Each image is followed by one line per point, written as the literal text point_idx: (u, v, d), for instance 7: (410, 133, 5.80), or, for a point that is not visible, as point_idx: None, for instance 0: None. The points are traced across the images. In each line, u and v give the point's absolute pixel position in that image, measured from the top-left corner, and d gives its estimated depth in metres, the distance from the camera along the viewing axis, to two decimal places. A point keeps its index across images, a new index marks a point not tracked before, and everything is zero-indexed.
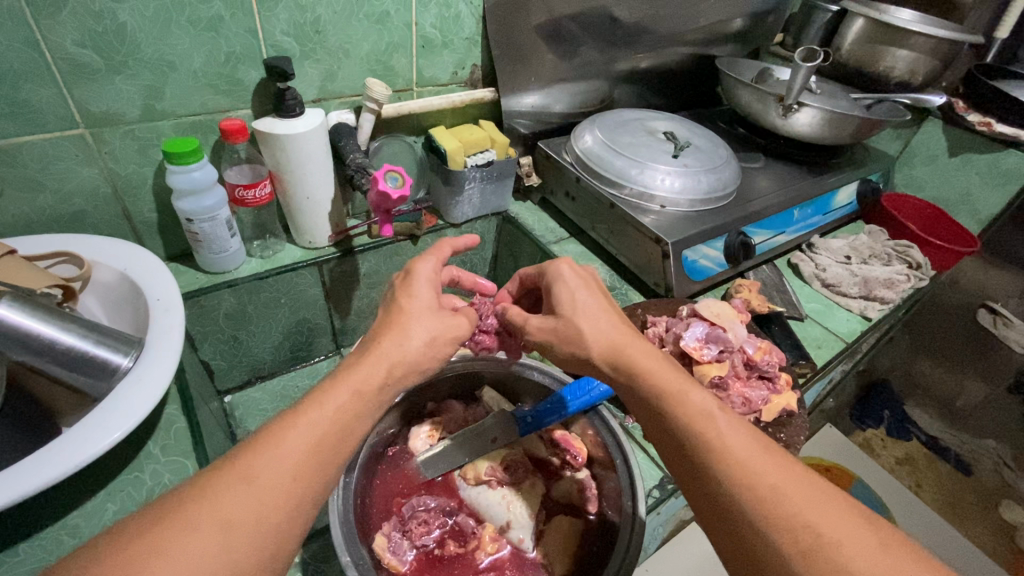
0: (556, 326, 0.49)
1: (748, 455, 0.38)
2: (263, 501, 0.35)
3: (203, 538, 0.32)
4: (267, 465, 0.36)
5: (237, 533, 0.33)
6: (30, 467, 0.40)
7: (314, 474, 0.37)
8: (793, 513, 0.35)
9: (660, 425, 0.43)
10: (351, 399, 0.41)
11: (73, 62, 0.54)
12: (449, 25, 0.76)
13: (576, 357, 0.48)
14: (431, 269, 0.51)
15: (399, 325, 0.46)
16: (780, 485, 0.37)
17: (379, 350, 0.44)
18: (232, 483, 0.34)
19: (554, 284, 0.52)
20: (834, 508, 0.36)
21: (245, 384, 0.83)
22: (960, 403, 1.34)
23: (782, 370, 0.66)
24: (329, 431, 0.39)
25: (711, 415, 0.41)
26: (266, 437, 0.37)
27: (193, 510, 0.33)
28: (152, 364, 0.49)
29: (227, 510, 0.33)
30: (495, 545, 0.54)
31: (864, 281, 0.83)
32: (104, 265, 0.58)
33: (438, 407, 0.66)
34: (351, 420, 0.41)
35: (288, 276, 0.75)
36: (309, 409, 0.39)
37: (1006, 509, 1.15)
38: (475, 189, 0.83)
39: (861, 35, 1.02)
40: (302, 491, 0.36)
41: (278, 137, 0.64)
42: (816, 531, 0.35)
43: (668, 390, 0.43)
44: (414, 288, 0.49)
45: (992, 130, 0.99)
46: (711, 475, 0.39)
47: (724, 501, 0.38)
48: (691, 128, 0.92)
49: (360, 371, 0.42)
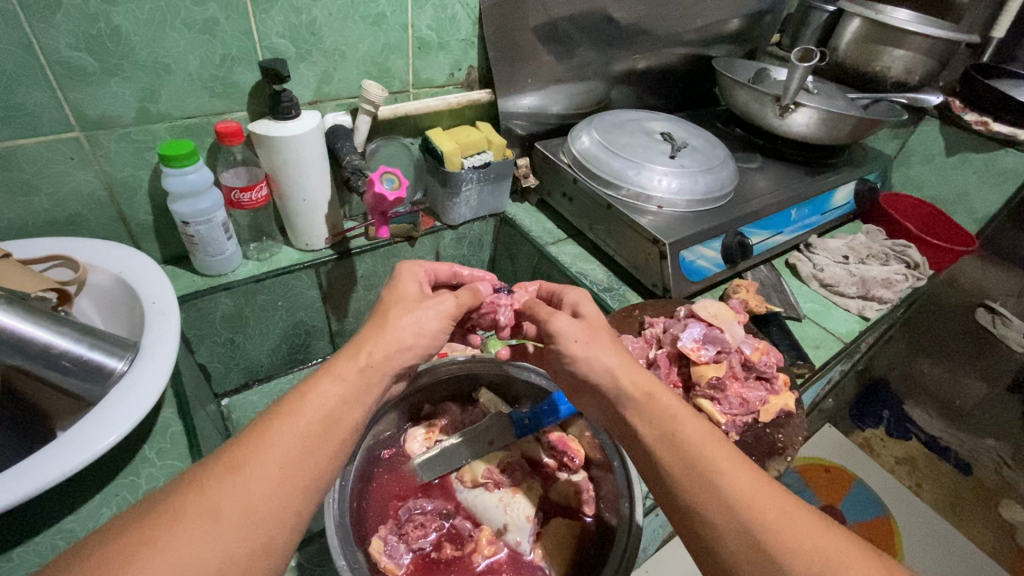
0: (581, 325, 0.50)
1: (753, 481, 0.39)
2: (252, 494, 0.34)
3: (190, 531, 0.32)
4: (254, 459, 0.36)
5: (225, 526, 0.33)
6: (23, 471, 0.40)
7: (305, 466, 0.37)
8: (804, 538, 0.36)
9: (661, 446, 0.42)
10: (335, 387, 0.41)
11: (67, 65, 0.54)
12: (446, 27, 0.76)
13: (597, 363, 0.47)
14: (418, 274, 0.53)
15: (381, 317, 0.47)
16: (787, 510, 0.37)
17: (357, 340, 0.45)
18: (219, 476, 0.34)
19: (579, 301, 0.54)
20: (834, 532, 0.37)
21: (242, 387, 0.83)
22: (959, 403, 1.33)
23: (779, 371, 0.66)
24: (315, 421, 0.39)
25: (716, 441, 0.41)
26: (252, 434, 0.37)
27: (179, 504, 0.33)
28: (144, 366, 0.48)
29: (213, 504, 0.33)
30: (491, 548, 0.54)
31: (862, 281, 0.83)
32: (100, 269, 0.58)
33: (434, 408, 0.65)
34: (337, 409, 0.40)
35: (284, 278, 0.75)
36: (294, 402, 0.39)
37: (1007, 509, 1.15)
38: (472, 190, 0.83)
39: (858, 35, 1.03)
40: (290, 482, 0.36)
41: (273, 139, 0.64)
42: (824, 555, 0.35)
43: (675, 413, 0.43)
44: (399, 283, 0.51)
45: (988, 129, 0.98)
46: (716, 501, 0.38)
47: (729, 532, 0.37)
48: (687, 129, 0.92)
49: (345, 362, 0.43)
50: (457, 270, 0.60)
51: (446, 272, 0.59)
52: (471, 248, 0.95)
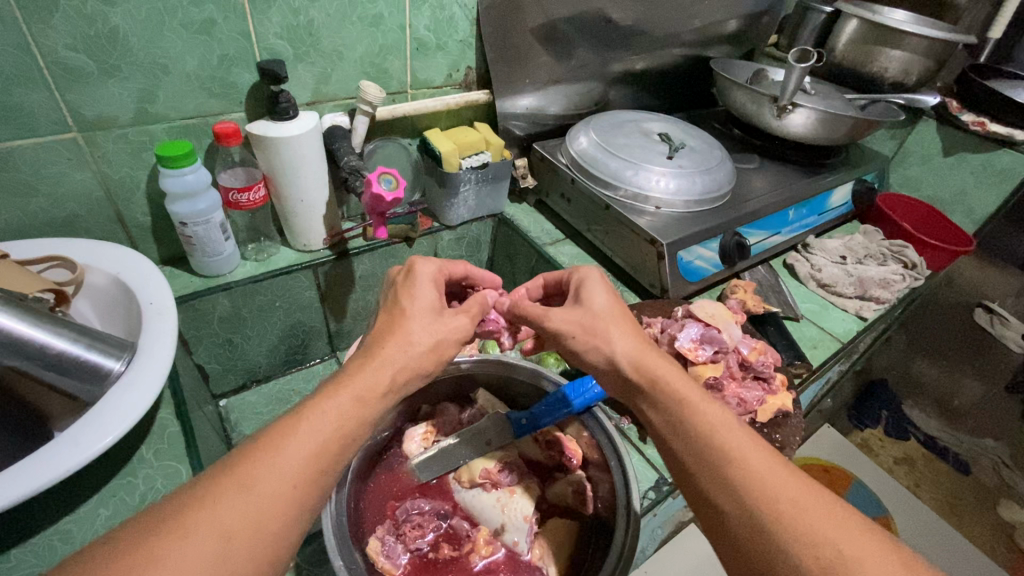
0: (573, 325, 0.49)
1: (766, 469, 0.39)
2: (261, 511, 0.34)
3: (199, 549, 0.32)
4: (266, 475, 0.36)
5: (234, 545, 0.33)
6: (20, 472, 0.40)
7: (315, 484, 0.37)
8: (815, 526, 0.36)
9: (676, 432, 0.43)
10: (352, 404, 0.41)
11: (65, 66, 0.54)
12: (444, 28, 0.76)
13: (598, 353, 0.48)
14: (434, 271, 0.52)
15: (400, 327, 0.46)
16: (800, 500, 0.37)
17: (379, 355, 0.44)
18: (230, 492, 0.34)
19: (584, 285, 0.53)
20: (852, 525, 0.36)
21: (241, 388, 0.83)
22: (957, 402, 1.33)
23: (777, 371, 0.66)
24: (329, 439, 0.39)
25: (728, 427, 0.41)
26: (265, 446, 0.37)
27: (188, 520, 0.32)
28: (144, 369, 0.48)
29: (224, 521, 0.33)
30: (489, 549, 0.54)
31: (860, 281, 0.83)
32: (98, 269, 0.58)
33: (433, 409, 0.66)
34: (352, 428, 0.40)
35: (283, 279, 0.75)
36: (310, 416, 0.39)
37: (1005, 509, 1.15)
38: (470, 191, 0.83)
39: (855, 36, 1.03)
40: (299, 501, 0.36)
41: (272, 140, 0.64)
42: (836, 547, 0.35)
43: (687, 399, 0.44)
44: (415, 290, 0.50)
45: (985, 130, 0.98)
46: (724, 488, 0.39)
47: (736, 516, 0.38)
48: (685, 129, 0.93)
49: (363, 378, 0.42)
50: (470, 272, 0.60)
51: (461, 272, 0.59)
52: (470, 249, 0.95)
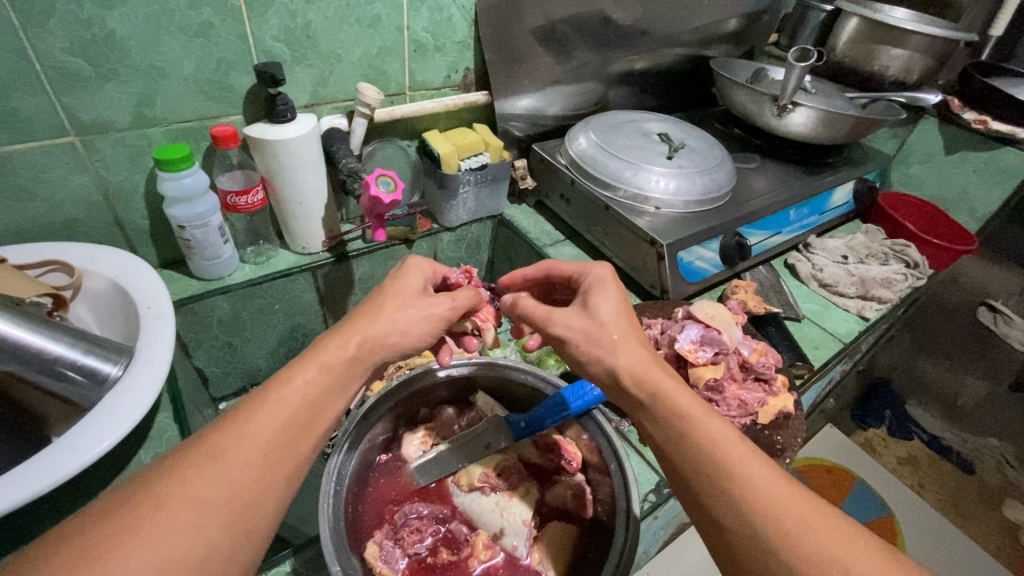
0: (603, 330, 0.47)
1: (767, 487, 0.38)
2: (234, 481, 0.36)
3: (175, 518, 0.33)
4: (236, 445, 0.37)
5: (209, 513, 0.34)
6: (19, 476, 0.40)
7: (288, 453, 0.39)
8: (819, 548, 0.35)
9: (680, 447, 0.41)
10: (319, 374, 0.43)
11: (61, 70, 0.54)
12: (441, 29, 0.76)
13: (596, 367, 0.47)
14: (426, 265, 0.54)
15: (373, 307, 0.48)
16: (804, 517, 0.37)
17: (349, 326, 0.46)
18: (202, 463, 0.35)
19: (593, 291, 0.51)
20: (848, 535, 0.36)
21: (240, 391, 0.83)
22: (961, 402, 1.31)
23: (778, 372, 0.66)
24: (300, 409, 0.41)
25: (723, 445, 0.40)
26: (235, 420, 0.39)
27: (160, 493, 0.33)
28: (139, 372, 0.48)
29: (199, 491, 0.34)
30: (488, 553, 0.53)
31: (862, 281, 0.83)
32: (96, 273, 0.58)
33: (432, 413, 0.66)
34: (320, 398, 0.42)
35: (282, 282, 0.75)
36: (279, 386, 0.41)
37: (1009, 508, 1.15)
38: (469, 193, 0.83)
39: (855, 35, 1.03)
40: (273, 468, 0.38)
41: (270, 143, 0.64)
42: (840, 565, 0.35)
43: (688, 414, 0.42)
44: (404, 276, 0.52)
45: (987, 127, 0.98)
46: (726, 504, 0.38)
47: (737, 533, 0.37)
48: (685, 129, 0.92)
49: (331, 350, 0.44)
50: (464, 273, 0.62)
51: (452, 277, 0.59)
52: (470, 251, 0.94)
